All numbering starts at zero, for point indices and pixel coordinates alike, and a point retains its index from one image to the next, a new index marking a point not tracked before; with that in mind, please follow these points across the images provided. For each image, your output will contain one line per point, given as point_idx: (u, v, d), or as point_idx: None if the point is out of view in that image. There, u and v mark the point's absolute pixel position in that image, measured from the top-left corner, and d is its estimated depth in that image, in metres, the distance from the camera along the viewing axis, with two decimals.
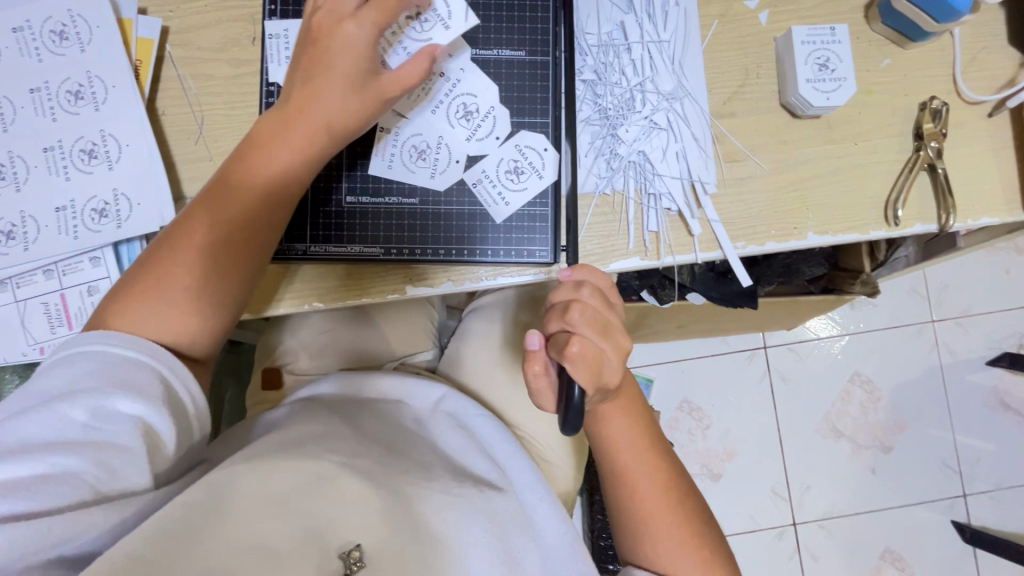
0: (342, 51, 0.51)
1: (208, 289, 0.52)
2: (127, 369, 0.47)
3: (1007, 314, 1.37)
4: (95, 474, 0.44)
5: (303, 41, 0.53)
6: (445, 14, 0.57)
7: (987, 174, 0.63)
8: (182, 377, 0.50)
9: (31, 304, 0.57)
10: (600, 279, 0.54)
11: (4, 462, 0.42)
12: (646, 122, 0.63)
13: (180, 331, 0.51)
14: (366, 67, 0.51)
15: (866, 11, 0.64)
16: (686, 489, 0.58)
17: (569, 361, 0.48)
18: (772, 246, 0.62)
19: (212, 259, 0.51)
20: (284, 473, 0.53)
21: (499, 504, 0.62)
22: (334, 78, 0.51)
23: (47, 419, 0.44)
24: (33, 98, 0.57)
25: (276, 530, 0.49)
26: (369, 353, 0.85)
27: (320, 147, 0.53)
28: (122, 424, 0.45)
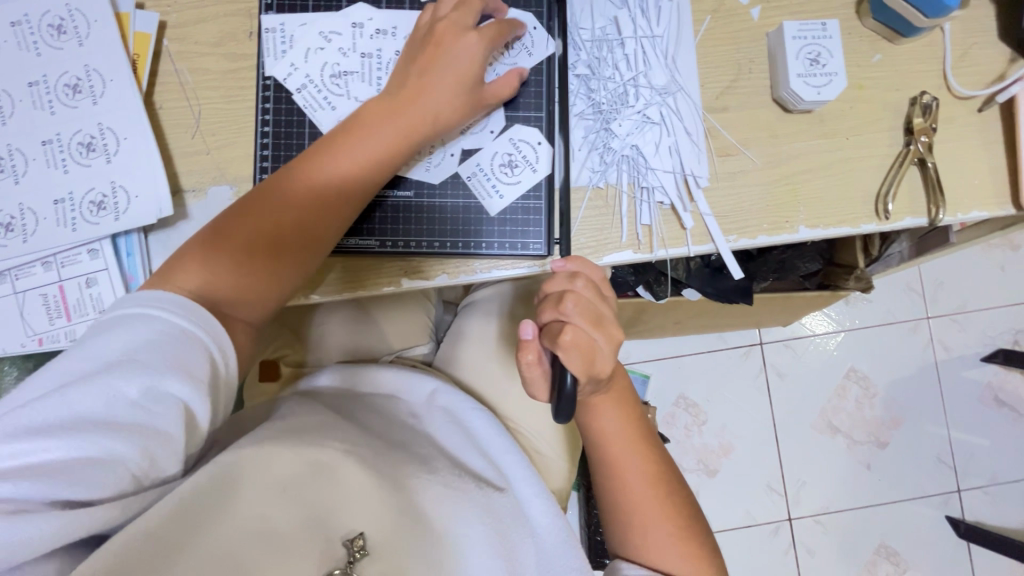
0: (455, 61, 0.56)
1: (278, 262, 0.54)
2: (180, 345, 0.47)
3: (1001, 310, 1.37)
4: (138, 459, 0.44)
5: (419, 42, 0.57)
6: (530, 43, 0.63)
7: (977, 168, 0.64)
8: (226, 356, 0.50)
9: (30, 296, 0.58)
10: (594, 273, 0.55)
11: (55, 436, 0.42)
12: (640, 116, 0.63)
13: (243, 297, 0.53)
14: (471, 80, 0.56)
15: (858, 6, 0.65)
16: (674, 481, 0.59)
17: (563, 350, 0.49)
18: (765, 239, 0.63)
19: (290, 235, 0.54)
20: (286, 459, 0.54)
21: (498, 500, 0.63)
22: (442, 83, 0.56)
23: (95, 394, 0.44)
24: (31, 92, 0.57)
25: (281, 515, 0.52)
26: (366, 347, 0.85)
27: (410, 148, 0.56)
28: (169, 406, 0.46)
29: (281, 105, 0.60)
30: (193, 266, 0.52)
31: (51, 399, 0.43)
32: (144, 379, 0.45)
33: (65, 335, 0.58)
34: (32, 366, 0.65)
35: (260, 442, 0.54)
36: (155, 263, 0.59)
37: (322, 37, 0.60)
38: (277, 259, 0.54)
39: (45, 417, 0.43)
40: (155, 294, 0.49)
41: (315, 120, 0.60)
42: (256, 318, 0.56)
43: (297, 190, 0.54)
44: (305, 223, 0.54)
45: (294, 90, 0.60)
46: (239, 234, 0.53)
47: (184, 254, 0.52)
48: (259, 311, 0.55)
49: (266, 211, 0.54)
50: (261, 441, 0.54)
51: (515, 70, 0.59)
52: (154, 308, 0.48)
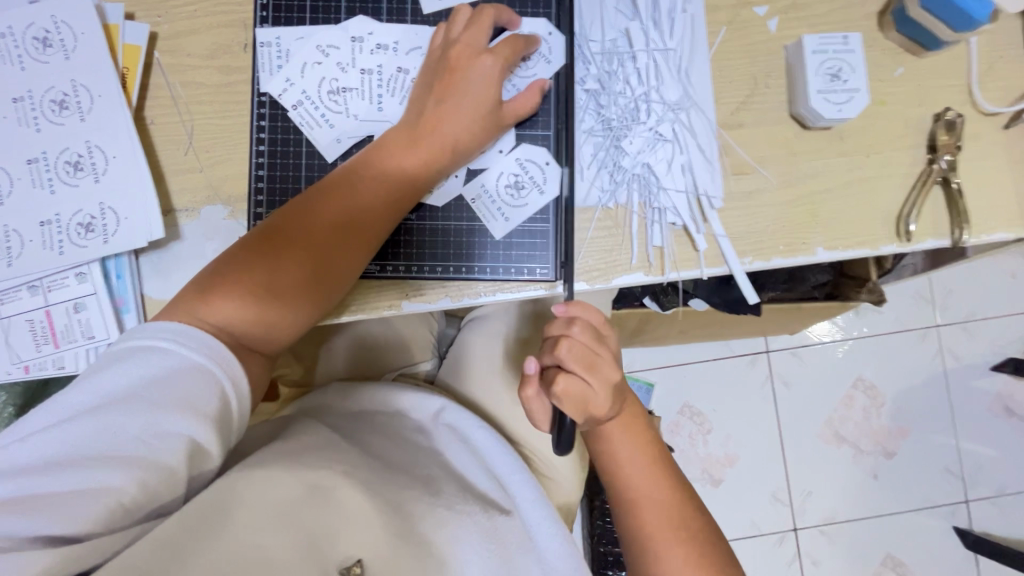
0: (476, 81, 0.55)
1: (303, 289, 0.51)
2: (189, 377, 0.45)
3: (1013, 319, 1.35)
4: (131, 495, 0.42)
5: (434, 64, 0.56)
6: (547, 51, 0.61)
7: (1003, 186, 0.61)
8: (239, 389, 0.48)
9: (16, 321, 0.55)
10: (592, 316, 0.52)
11: (52, 470, 0.41)
12: (651, 133, 0.60)
13: (268, 327, 0.51)
14: (493, 99, 0.55)
15: (880, 17, 0.62)
16: (695, 507, 0.56)
17: (553, 401, 0.48)
18: (780, 261, 0.60)
19: (315, 261, 0.52)
20: (284, 481, 0.51)
21: (502, 523, 0.61)
22: (464, 104, 0.54)
23: (98, 429, 0.42)
24: (15, 108, 0.55)
25: (276, 544, 0.48)
26: (367, 365, 0.83)
27: (432, 170, 0.55)
28: (173, 441, 0.43)
29: (277, 123, 0.58)
30: (214, 300, 0.49)
31: (51, 432, 0.42)
32: (149, 413, 0.43)
33: (53, 362, 0.56)
34: (20, 390, 0.63)
35: (258, 463, 0.51)
36: (146, 287, 0.57)
37: (319, 51, 0.58)
38: (300, 287, 0.51)
39: (44, 450, 0.41)
40: (165, 325, 0.47)
41: (312, 139, 0.58)
42: (274, 348, 0.53)
43: (320, 216, 0.53)
44: (327, 252, 0.52)
45: (291, 108, 0.58)
46: (253, 265, 0.51)
47: (202, 287, 0.50)
48: (283, 342, 0.53)
49: (289, 239, 0.52)
50: (255, 464, 0.51)
51: (537, 84, 0.58)
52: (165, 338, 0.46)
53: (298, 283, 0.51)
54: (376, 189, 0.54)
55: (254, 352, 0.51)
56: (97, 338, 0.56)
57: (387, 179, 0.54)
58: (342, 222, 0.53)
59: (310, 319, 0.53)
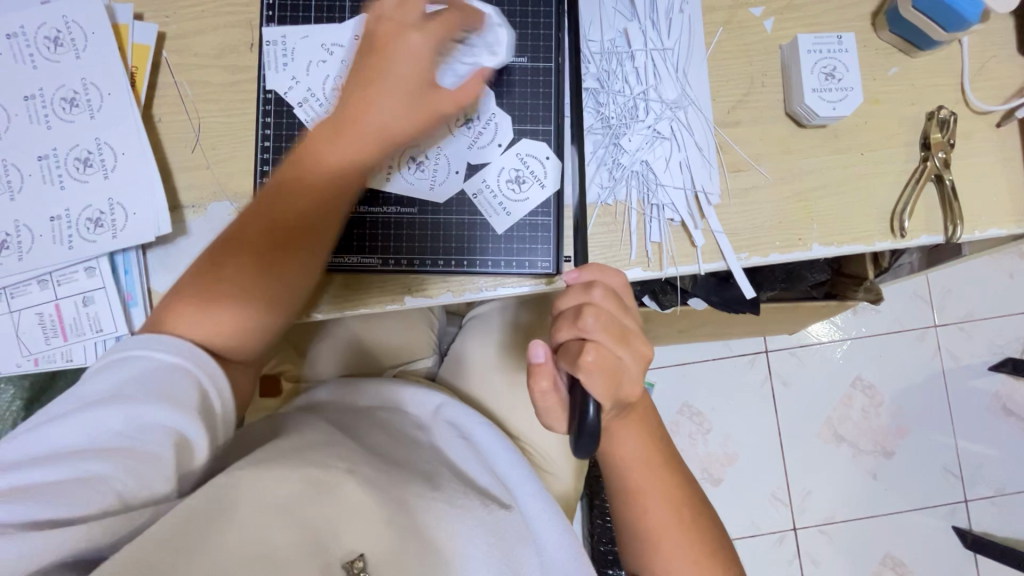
0: (407, 60, 0.53)
1: (267, 289, 0.53)
2: (169, 374, 0.47)
3: (1011, 319, 1.36)
4: (122, 483, 0.43)
5: (364, 46, 0.55)
6: (493, 42, 0.58)
7: (996, 184, 0.63)
8: (219, 386, 0.49)
9: (26, 315, 0.56)
10: (612, 280, 0.53)
11: (47, 463, 0.43)
12: (650, 130, 0.62)
13: (238, 332, 0.52)
14: (428, 77, 0.54)
15: (874, 18, 0.63)
16: (698, 502, 0.58)
17: (586, 372, 0.48)
18: (777, 256, 0.61)
19: (274, 258, 0.53)
20: (285, 480, 0.51)
21: (503, 516, 0.61)
22: (394, 86, 0.53)
23: (84, 426, 0.44)
24: (27, 106, 0.56)
25: (280, 537, 0.49)
26: (369, 361, 0.84)
27: (368, 155, 0.54)
28: (156, 433, 0.45)
29: (282, 120, 0.59)
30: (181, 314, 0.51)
31: (44, 429, 0.44)
32: (131, 407, 0.45)
33: (62, 355, 0.57)
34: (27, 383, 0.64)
35: (258, 462, 0.52)
36: (153, 281, 0.58)
37: (324, 50, 0.59)
38: (251, 288, 0.52)
39: (37, 447, 0.44)
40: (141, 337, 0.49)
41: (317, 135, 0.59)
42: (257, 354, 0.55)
43: (273, 217, 0.53)
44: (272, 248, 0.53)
45: (297, 106, 0.59)
46: (205, 271, 0.52)
47: (168, 303, 0.51)
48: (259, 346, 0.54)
49: (244, 242, 0.53)
50: (254, 463, 0.51)
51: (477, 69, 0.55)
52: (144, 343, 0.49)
53: (259, 283, 0.52)
54: (321, 181, 0.54)
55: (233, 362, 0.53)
56: (106, 331, 0.57)
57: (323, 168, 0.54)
58: (283, 216, 0.53)
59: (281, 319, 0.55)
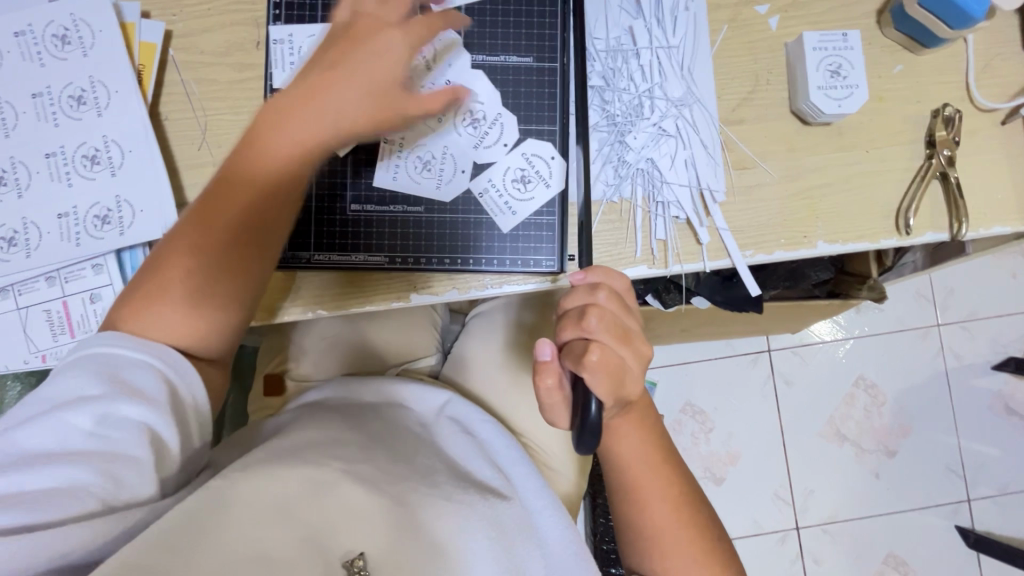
0: (375, 58, 0.51)
1: (225, 291, 0.51)
2: (133, 370, 0.47)
3: (1014, 319, 1.36)
4: (103, 486, 0.44)
5: (331, 36, 0.52)
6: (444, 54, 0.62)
7: (1001, 182, 0.63)
8: (188, 379, 0.50)
9: (34, 312, 0.57)
10: (616, 282, 0.53)
11: (18, 472, 0.42)
12: (655, 128, 0.62)
13: (198, 333, 0.51)
14: (396, 77, 0.51)
15: (879, 16, 0.63)
16: (699, 502, 0.58)
17: (589, 371, 0.48)
18: (782, 254, 0.61)
19: (233, 257, 0.52)
20: (287, 479, 0.52)
21: (506, 513, 0.62)
22: (354, 79, 0.50)
23: (52, 429, 0.44)
24: (34, 103, 0.56)
25: (279, 535, 0.49)
26: (371, 360, 0.84)
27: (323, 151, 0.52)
28: (126, 430, 0.45)
29: None
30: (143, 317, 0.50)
31: (10, 438, 0.44)
32: (99, 407, 0.45)
33: (70, 352, 0.57)
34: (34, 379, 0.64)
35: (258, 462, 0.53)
36: None
37: None
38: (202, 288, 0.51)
39: (4, 456, 0.43)
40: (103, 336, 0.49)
41: None
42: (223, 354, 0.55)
43: (229, 214, 0.51)
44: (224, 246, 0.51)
45: None
46: (160, 266, 0.51)
47: (129, 300, 0.50)
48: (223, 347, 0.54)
49: (199, 240, 0.51)
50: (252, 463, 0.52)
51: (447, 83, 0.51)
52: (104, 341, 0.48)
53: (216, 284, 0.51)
54: (276, 178, 0.51)
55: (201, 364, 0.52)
56: None
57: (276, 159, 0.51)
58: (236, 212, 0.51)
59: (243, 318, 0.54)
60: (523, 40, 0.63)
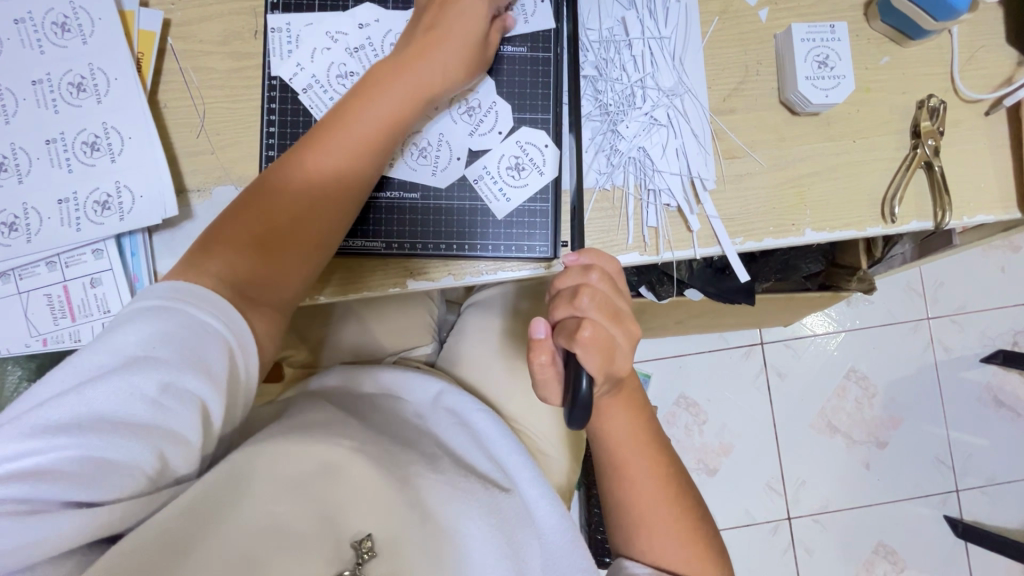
0: (457, 19, 0.57)
1: (304, 239, 0.55)
2: (200, 339, 0.47)
3: (1002, 312, 1.38)
4: (148, 463, 0.45)
5: (419, 11, 0.59)
6: (530, 11, 0.63)
7: (984, 173, 0.64)
8: (246, 351, 0.51)
9: (34, 296, 0.57)
10: (607, 265, 0.55)
11: (69, 436, 0.42)
12: (646, 118, 0.63)
13: (267, 272, 0.54)
14: (477, 36, 0.57)
15: (866, 9, 0.65)
16: (684, 482, 0.60)
17: (581, 347, 0.49)
18: (771, 242, 0.63)
19: (311, 201, 0.55)
20: (301, 459, 0.55)
21: (502, 498, 0.63)
22: (442, 43, 0.56)
23: (112, 393, 0.44)
24: (34, 90, 0.57)
25: (293, 512, 0.54)
26: (369, 349, 0.85)
27: (412, 111, 0.57)
28: (188, 406, 0.46)
29: (287, 106, 0.60)
30: (217, 251, 0.52)
31: (66, 397, 0.43)
32: (165, 376, 0.45)
33: (70, 336, 0.58)
34: (37, 364, 0.65)
35: (269, 438, 0.55)
36: (160, 263, 0.59)
37: (328, 37, 0.60)
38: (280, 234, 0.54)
39: (56, 415, 0.43)
40: (168, 285, 0.49)
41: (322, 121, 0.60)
42: (284, 304, 0.56)
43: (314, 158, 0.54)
44: (309, 197, 0.55)
45: (301, 92, 0.60)
46: (246, 213, 0.54)
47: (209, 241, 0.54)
48: (292, 294, 0.56)
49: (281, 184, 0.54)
50: (266, 439, 0.55)
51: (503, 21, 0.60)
52: (167, 298, 0.48)
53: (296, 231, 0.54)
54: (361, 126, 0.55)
55: (261, 306, 0.53)
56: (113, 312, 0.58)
57: (365, 115, 0.55)
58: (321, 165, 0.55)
59: (303, 267, 0.56)
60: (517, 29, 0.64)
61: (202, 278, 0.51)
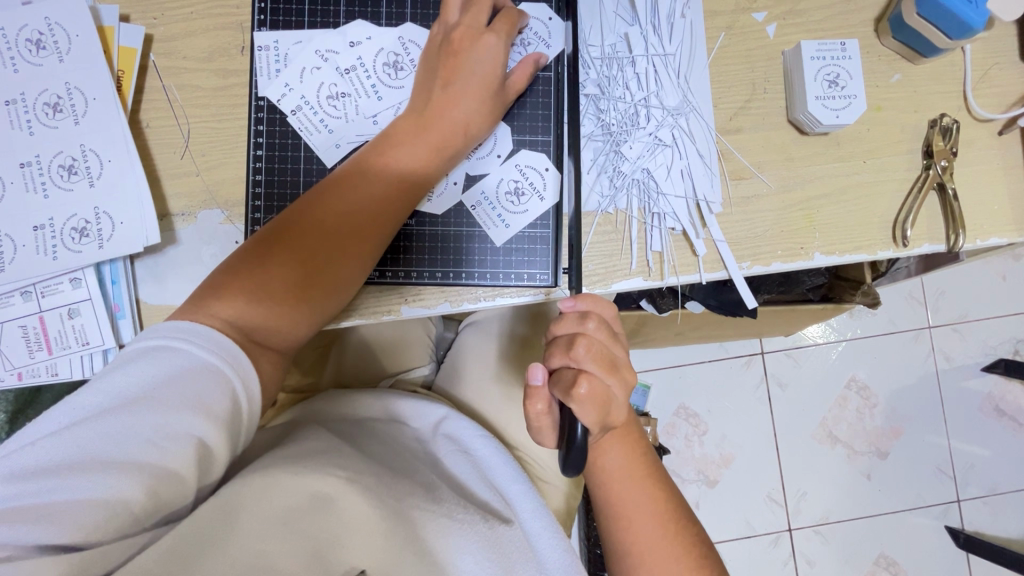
0: (477, 63, 0.55)
1: (323, 286, 0.52)
2: (202, 378, 0.45)
3: (1004, 321, 1.36)
4: (137, 506, 0.42)
5: (436, 52, 0.56)
6: (545, 35, 0.61)
7: (998, 193, 0.62)
8: (250, 391, 0.48)
9: (9, 328, 0.55)
10: (606, 311, 0.53)
11: (59, 476, 0.40)
12: (651, 138, 0.61)
13: (279, 320, 0.51)
14: (497, 79, 0.56)
15: (876, 24, 0.63)
16: (687, 520, 0.57)
17: (577, 402, 0.48)
18: (778, 265, 0.61)
19: (332, 247, 0.52)
20: (294, 492, 0.52)
21: (504, 532, 0.61)
22: (469, 89, 0.55)
23: (105, 432, 0.42)
24: (8, 111, 0.54)
25: (285, 548, 0.51)
26: (363, 372, 0.82)
27: (439, 160, 0.55)
28: (184, 446, 0.43)
29: (275, 128, 0.58)
30: (226, 297, 0.49)
31: (60, 437, 0.41)
32: (162, 415, 0.43)
33: (46, 369, 0.55)
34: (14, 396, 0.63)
35: (260, 469, 0.52)
36: (142, 291, 0.57)
37: (319, 56, 0.58)
38: (295, 281, 0.51)
39: (49, 455, 0.41)
40: (172, 325, 0.47)
41: (311, 144, 0.58)
42: (289, 347, 0.53)
43: (332, 207, 0.52)
44: (331, 243, 0.52)
45: (290, 113, 0.57)
46: (261, 259, 0.51)
47: (216, 285, 0.50)
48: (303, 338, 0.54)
49: (297, 232, 0.52)
50: (262, 469, 0.52)
51: (532, 56, 0.58)
52: (168, 338, 0.46)
53: (316, 278, 0.52)
54: (383, 176, 0.54)
55: (268, 348, 0.51)
56: (92, 344, 0.55)
57: (393, 164, 0.54)
58: (343, 212, 0.53)
59: (319, 314, 0.53)
60: (514, 45, 0.61)
61: (208, 319, 0.48)
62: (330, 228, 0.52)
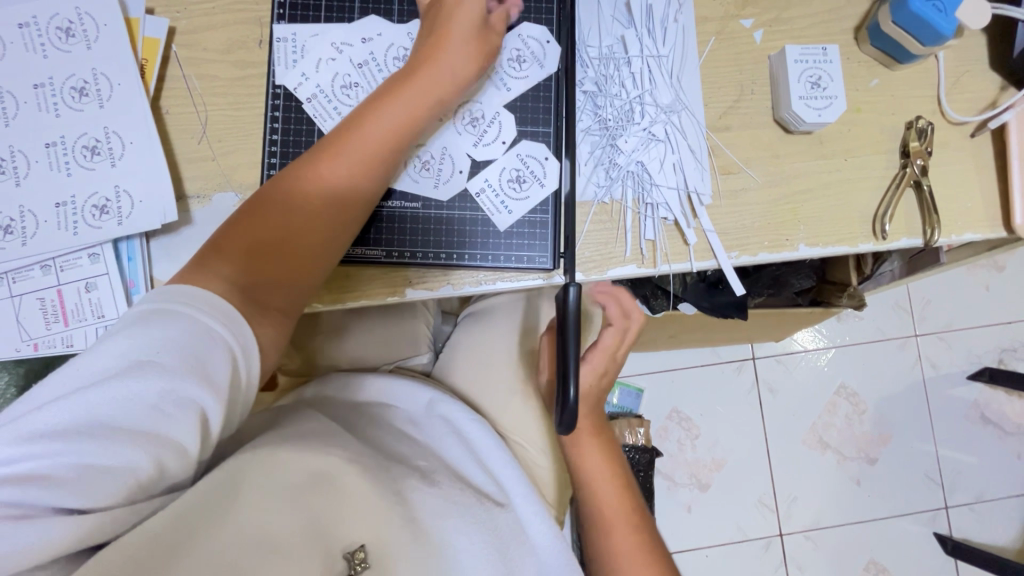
0: (459, 23, 0.57)
1: (316, 236, 0.55)
2: (207, 346, 0.46)
3: (988, 330, 1.40)
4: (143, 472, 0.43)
5: (425, 21, 0.60)
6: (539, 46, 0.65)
7: (971, 193, 0.66)
8: (250, 362, 0.49)
9: (27, 300, 0.57)
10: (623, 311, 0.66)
11: (63, 441, 0.40)
12: (645, 133, 0.64)
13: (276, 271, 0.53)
14: (480, 36, 0.58)
15: (856, 33, 0.67)
16: (649, 526, 0.65)
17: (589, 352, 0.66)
18: (765, 256, 0.64)
19: (324, 200, 0.55)
20: (293, 469, 0.54)
21: (497, 515, 0.63)
22: (450, 46, 0.57)
23: (109, 397, 0.42)
24: (36, 94, 0.57)
25: (283, 522, 0.53)
26: (365, 359, 0.84)
27: (425, 112, 0.57)
28: (188, 414, 0.44)
29: (290, 114, 0.61)
30: (224, 249, 0.52)
31: (62, 401, 0.41)
32: (167, 382, 0.43)
33: (61, 341, 0.57)
34: (25, 371, 0.65)
35: (261, 445, 0.54)
36: (156, 268, 0.59)
37: (334, 48, 0.61)
38: (288, 231, 0.54)
39: (51, 420, 0.41)
40: (174, 289, 0.48)
41: (324, 130, 0.61)
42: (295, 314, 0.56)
43: (331, 167, 0.55)
44: (321, 193, 0.55)
45: (305, 100, 0.61)
46: (258, 213, 0.54)
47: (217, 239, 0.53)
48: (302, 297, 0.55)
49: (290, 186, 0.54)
50: (264, 446, 0.54)
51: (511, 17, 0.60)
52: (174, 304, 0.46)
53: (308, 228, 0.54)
54: (377, 134, 0.56)
55: (268, 314, 0.52)
56: (107, 317, 0.57)
57: (380, 117, 0.56)
58: (332, 162, 0.55)
59: (314, 265, 0.55)
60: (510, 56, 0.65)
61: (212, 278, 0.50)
62: (320, 180, 0.55)
